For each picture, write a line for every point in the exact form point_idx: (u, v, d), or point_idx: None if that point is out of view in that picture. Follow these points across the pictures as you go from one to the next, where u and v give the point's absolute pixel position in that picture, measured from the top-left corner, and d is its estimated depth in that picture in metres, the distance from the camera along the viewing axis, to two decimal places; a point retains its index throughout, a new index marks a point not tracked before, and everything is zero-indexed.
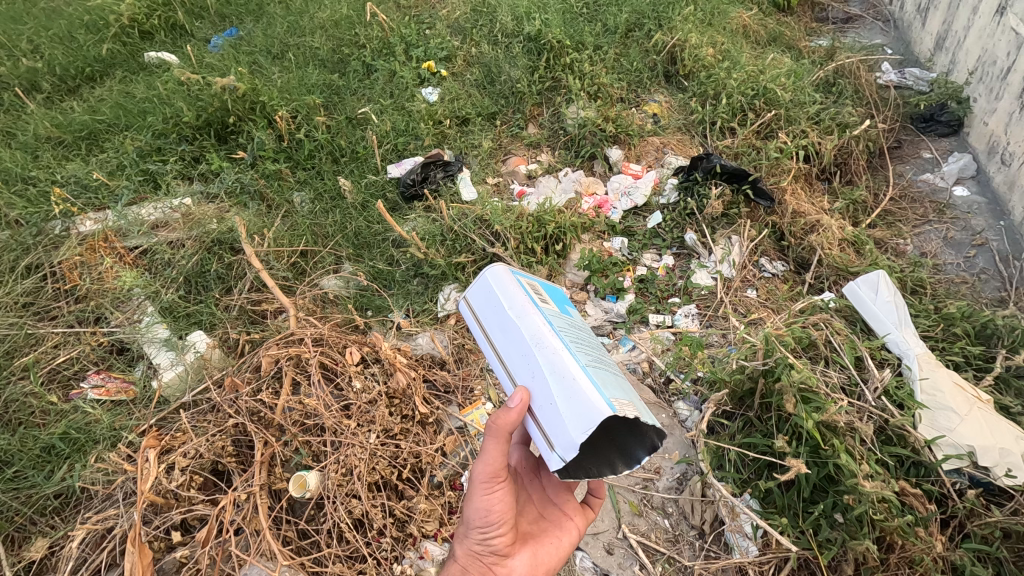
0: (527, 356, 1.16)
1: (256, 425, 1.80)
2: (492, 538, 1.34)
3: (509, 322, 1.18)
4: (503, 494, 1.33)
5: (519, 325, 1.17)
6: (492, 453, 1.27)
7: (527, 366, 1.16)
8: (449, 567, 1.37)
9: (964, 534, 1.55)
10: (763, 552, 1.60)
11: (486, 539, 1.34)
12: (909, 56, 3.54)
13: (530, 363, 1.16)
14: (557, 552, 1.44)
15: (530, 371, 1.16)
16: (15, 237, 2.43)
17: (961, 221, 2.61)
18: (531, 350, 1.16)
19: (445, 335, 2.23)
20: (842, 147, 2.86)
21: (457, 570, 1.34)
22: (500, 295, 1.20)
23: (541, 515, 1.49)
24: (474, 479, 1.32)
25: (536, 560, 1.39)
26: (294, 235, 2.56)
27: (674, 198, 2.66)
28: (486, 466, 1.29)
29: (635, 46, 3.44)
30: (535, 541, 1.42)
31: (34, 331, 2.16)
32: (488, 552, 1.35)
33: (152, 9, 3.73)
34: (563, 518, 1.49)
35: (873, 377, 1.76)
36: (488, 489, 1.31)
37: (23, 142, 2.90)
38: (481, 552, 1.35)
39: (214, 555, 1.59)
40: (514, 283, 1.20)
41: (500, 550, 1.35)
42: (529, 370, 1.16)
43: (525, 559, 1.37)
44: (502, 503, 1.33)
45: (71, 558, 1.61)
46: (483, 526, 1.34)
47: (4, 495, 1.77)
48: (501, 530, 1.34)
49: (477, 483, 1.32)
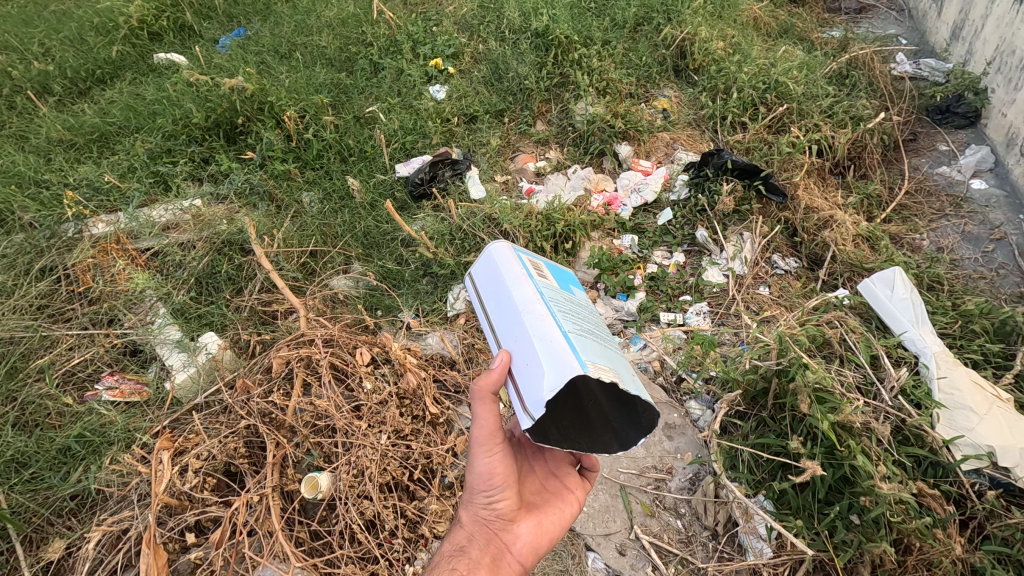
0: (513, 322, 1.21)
1: (268, 426, 1.81)
2: (495, 501, 1.38)
3: (504, 293, 1.24)
4: (502, 458, 1.35)
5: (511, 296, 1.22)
6: (485, 413, 1.30)
7: (512, 332, 1.21)
8: (455, 532, 1.39)
9: (984, 536, 1.53)
10: (777, 554, 1.59)
11: (490, 504, 1.37)
12: (923, 46, 3.48)
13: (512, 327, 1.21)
14: (560, 520, 1.45)
15: (515, 336, 1.21)
16: (30, 240, 2.46)
17: (979, 215, 2.56)
18: (516, 317, 1.20)
19: (455, 334, 2.22)
20: (857, 141, 2.81)
21: (463, 536, 1.37)
22: (496, 266, 1.26)
23: (545, 485, 1.50)
24: (472, 441, 1.35)
25: (541, 526, 1.40)
26: (303, 235, 2.56)
27: (685, 194, 2.62)
28: (483, 429, 1.32)
29: (644, 40, 3.41)
30: (539, 509, 1.43)
31: (48, 333, 2.18)
32: (493, 516, 1.38)
33: (161, 11, 3.75)
34: (566, 488, 1.50)
35: (889, 376, 1.74)
36: (486, 451, 1.34)
37: (36, 145, 2.92)
38: (485, 517, 1.38)
39: (227, 557, 1.60)
40: (511, 256, 1.26)
41: (504, 514, 1.38)
42: (513, 335, 1.21)
43: (529, 527, 1.39)
44: (501, 464, 1.36)
45: (88, 559, 1.63)
46: (485, 490, 1.37)
47: (22, 496, 1.80)
48: (503, 494, 1.36)
49: (475, 445, 1.35)
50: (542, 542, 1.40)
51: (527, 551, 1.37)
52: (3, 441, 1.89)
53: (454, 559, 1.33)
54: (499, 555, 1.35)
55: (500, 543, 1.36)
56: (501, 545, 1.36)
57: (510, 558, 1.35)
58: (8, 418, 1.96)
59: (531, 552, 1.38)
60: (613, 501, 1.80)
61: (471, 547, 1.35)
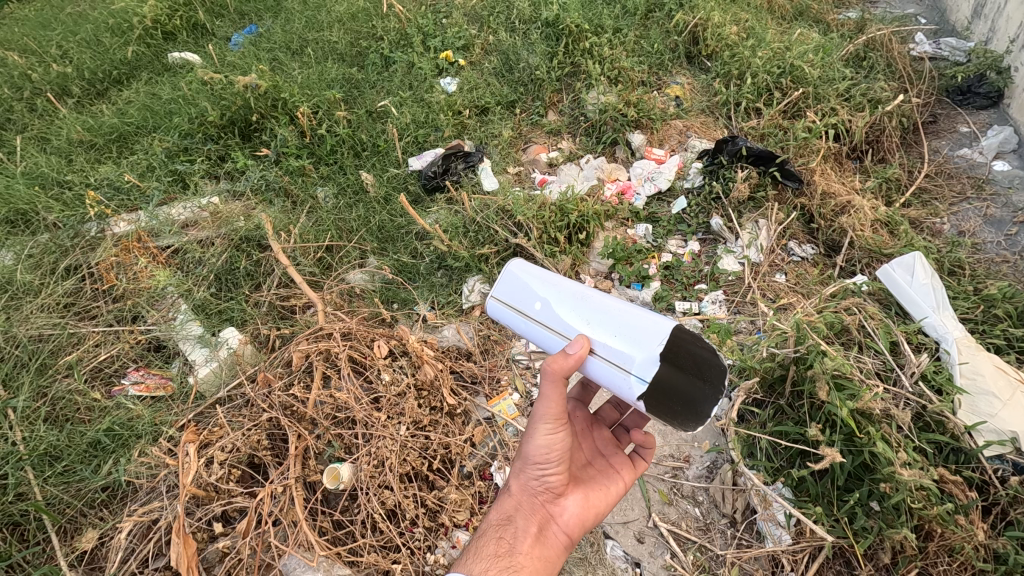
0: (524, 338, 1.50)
1: (289, 419, 1.84)
2: (548, 474, 1.42)
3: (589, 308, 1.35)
4: (565, 435, 1.39)
5: (516, 307, 1.45)
6: (553, 390, 1.32)
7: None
8: (504, 500, 1.46)
9: (1007, 522, 1.50)
10: (796, 541, 1.59)
11: (543, 474, 1.42)
12: (944, 26, 3.39)
13: (609, 339, 1.28)
14: (604, 499, 1.50)
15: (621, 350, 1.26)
16: (54, 240, 2.52)
17: (1002, 197, 2.51)
18: (555, 341, 1.37)
19: (471, 327, 2.25)
20: (875, 124, 2.76)
21: (511, 505, 1.43)
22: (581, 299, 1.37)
23: (590, 464, 1.57)
24: (533, 417, 1.38)
25: (585, 502, 1.47)
26: (319, 230, 2.59)
27: (698, 181, 2.61)
28: (545, 408, 1.34)
29: (656, 27, 3.38)
30: (585, 485, 1.49)
31: (76, 331, 2.24)
32: (543, 488, 1.43)
33: (173, 10, 3.79)
34: (611, 470, 1.56)
35: (909, 362, 1.72)
36: (550, 430, 1.36)
37: (57, 147, 2.97)
38: (536, 488, 1.43)
39: (254, 546, 1.62)
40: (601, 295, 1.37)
41: (554, 487, 1.43)
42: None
43: (576, 500, 1.45)
44: (562, 443, 1.39)
45: (120, 549, 1.68)
46: (541, 463, 1.41)
47: (56, 489, 1.85)
48: (557, 468, 1.41)
49: (540, 422, 1.36)
50: (588, 516, 1.46)
51: (573, 524, 1.43)
52: (36, 435, 1.95)
53: (502, 527, 1.40)
54: (545, 526, 1.41)
55: (547, 513, 1.42)
56: (547, 514, 1.42)
57: (554, 530, 1.42)
58: (40, 412, 2.02)
59: (575, 525, 1.44)
60: (632, 490, 1.82)
61: (520, 517, 1.41)
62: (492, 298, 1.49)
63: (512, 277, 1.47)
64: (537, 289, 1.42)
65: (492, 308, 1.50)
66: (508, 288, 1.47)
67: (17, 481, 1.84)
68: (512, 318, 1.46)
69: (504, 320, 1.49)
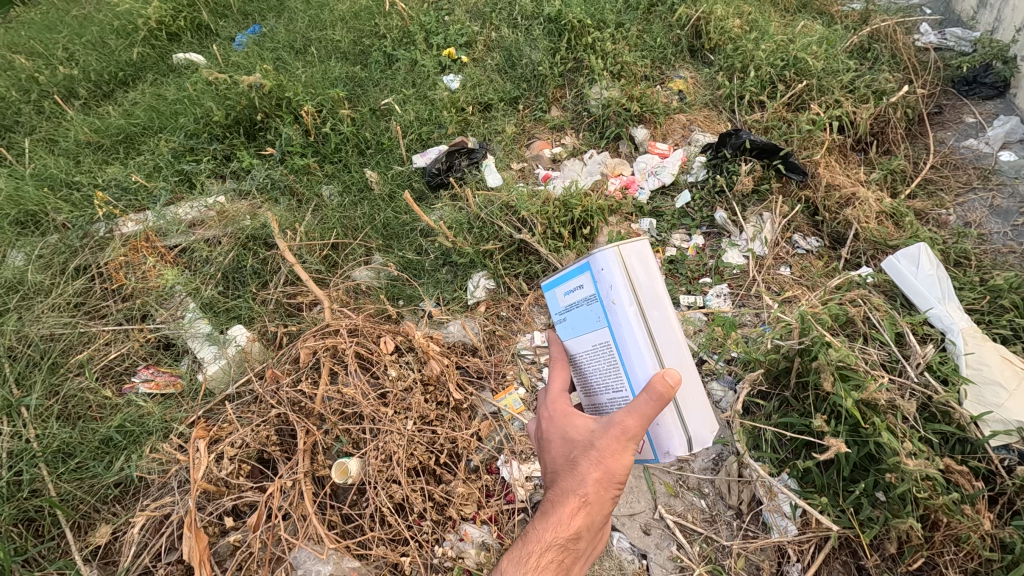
0: (593, 308, 1.23)
1: (298, 414, 1.86)
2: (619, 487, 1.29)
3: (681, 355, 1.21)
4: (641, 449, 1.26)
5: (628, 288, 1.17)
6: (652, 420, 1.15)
7: (642, 375, 1.18)
8: (567, 515, 1.25)
9: (1014, 512, 1.49)
10: (802, 531, 1.60)
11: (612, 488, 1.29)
12: (950, 15, 3.37)
13: (692, 394, 1.20)
14: None
15: (695, 412, 1.20)
16: (63, 240, 2.55)
17: (1009, 187, 2.49)
18: (643, 356, 1.17)
19: (476, 323, 2.26)
20: (879, 115, 2.76)
21: (579, 523, 1.25)
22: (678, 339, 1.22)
23: None
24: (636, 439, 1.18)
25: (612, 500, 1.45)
26: (324, 228, 2.61)
27: (702, 176, 2.62)
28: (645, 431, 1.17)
29: (659, 21, 3.38)
30: None
31: (86, 330, 2.27)
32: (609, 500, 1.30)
33: (178, 11, 3.82)
34: None
35: (914, 353, 1.72)
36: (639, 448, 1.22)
37: (66, 148, 3.00)
38: (607, 505, 1.26)
39: (264, 540, 1.64)
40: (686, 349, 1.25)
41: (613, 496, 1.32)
42: (616, 361, 1.21)
43: None
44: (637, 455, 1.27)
45: (133, 543, 1.71)
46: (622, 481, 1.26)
47: (69, 484, 1.88)
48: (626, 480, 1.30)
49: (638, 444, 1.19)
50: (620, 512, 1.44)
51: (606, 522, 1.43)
52: (49, 433, 1.98)
53: (569, 546, 1.25)
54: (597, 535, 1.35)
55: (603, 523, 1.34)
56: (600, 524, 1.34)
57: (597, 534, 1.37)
58: (52, 410, 2.05)
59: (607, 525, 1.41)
60: (637, 482, 1.83)
61: (586, 536, 1.27)
62: (616, 248, 1.16)
63: (642, 254, 1.19)
64: (659, 288, 1.20)
65: (604, 260, 1.16)
66: (632, 260, 1.18)
67: (32, 477, 1.87)
68: (613, 291, 1.17)
69: (602, 280, 1.18)
